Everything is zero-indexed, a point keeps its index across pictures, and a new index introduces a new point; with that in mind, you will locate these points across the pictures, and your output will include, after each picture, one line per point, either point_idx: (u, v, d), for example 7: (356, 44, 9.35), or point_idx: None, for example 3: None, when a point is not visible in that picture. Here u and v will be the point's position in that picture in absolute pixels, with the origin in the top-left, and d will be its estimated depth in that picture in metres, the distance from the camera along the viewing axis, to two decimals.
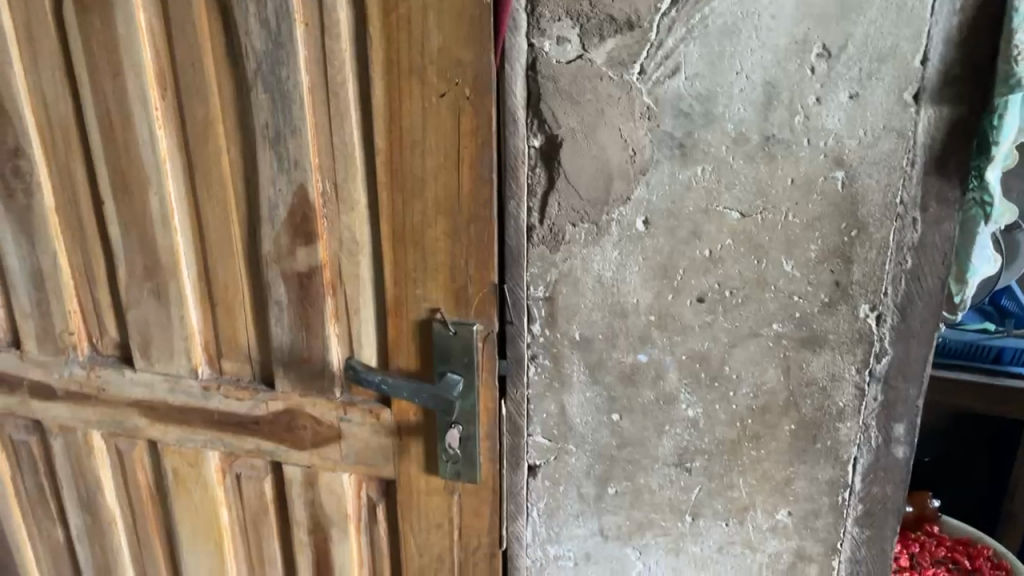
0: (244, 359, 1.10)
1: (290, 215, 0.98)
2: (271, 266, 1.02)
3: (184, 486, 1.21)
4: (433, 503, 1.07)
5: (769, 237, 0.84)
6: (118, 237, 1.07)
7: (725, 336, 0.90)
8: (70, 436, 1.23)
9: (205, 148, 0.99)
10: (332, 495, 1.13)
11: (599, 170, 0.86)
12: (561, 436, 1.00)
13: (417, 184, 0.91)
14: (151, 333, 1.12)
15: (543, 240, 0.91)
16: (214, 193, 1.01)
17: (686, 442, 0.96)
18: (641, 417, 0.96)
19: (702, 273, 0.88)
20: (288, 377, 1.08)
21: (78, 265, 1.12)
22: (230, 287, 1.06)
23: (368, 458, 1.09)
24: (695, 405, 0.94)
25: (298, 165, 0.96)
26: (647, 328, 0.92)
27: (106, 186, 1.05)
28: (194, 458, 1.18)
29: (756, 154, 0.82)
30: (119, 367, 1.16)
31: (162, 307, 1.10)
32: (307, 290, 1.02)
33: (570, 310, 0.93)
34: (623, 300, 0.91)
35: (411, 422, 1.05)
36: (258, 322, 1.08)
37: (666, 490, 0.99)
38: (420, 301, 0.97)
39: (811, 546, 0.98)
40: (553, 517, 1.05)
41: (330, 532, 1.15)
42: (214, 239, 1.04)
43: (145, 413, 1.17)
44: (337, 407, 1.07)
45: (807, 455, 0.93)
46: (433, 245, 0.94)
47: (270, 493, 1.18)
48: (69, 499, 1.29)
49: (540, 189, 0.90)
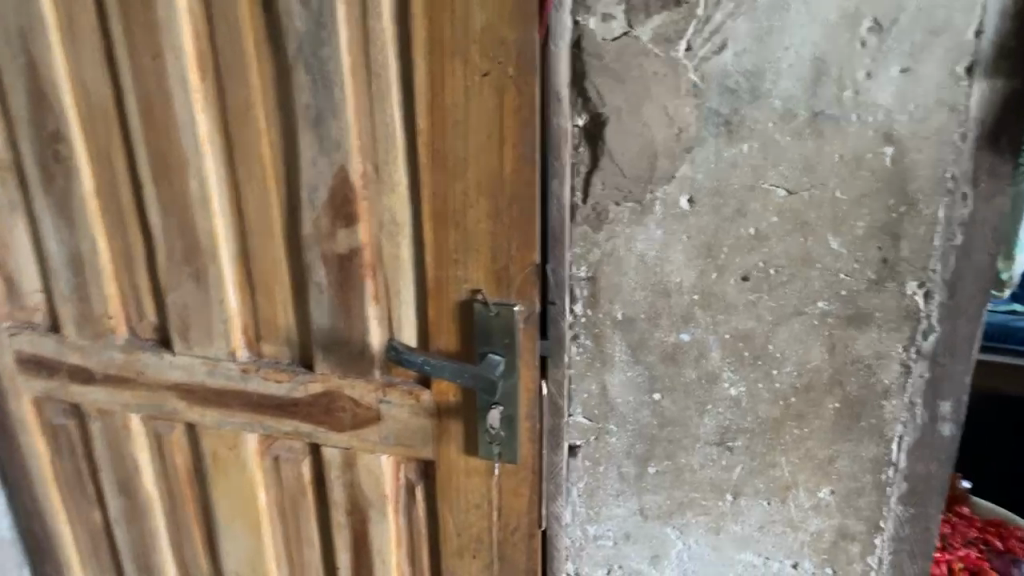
0: (283, 342, 1.11)
1: (330, 196, 0.98)
2: (311, 248, 1.02)
3: (222, 469, 1.22)
4: (472, 483, 1.08)
5: (816, 214, 0.84)
6: (158, 220, 1.08)
7: (769, 314, 0.89)
8: (109, 419, 1.24)
9: (244, 130, 0.99)
10: (370, 476, 1.14)
11: (644, 148, 0.86)
12: (602, 416, 1.00)
13: (459, 164, 0.91)
14: (190, 317, 1.12)
15: (586, 220, 0.91)
16: (254, 175, 1.01)
17: (728, 421, 0.96)
18: (683, 396, 0.96)
19: (747, 251, 0.87)
20: (327, 359, 1.08)
21: (117, 249, 1.13)
22: (269, 269, 1.06)
23: (407, 439, 1.09)
24: (738, 383, 0.93)
25: (339, 147, 0.96)
26: (690, 307, 0.91)
27: (146, 169, 1.05)
28: (232, 440, 1.19)
29: (804, 130, 0.81)
30: (157, 350, 1.17)
31: (201, 290, 1.10)
32: (347, 272, 1.02)
33: (612, 290, 0.93)
34: (666, 279, 0.91)
35: (450, 403, 1.05)
36: (297, 305, 1.08)
37: (707, 469, 0.99)
38: (461, 282, 0.97)
39: (854, 525, 0.98)
40: (593, 497, 1.06)
41: (368, 513, 1.16)
42: (253, 222, 1.04)
43: (184, 396, 1.18)
44: (376, 388, 1.08)
45: (851, 433, 0.93)
46: (475, 226, 0.94)
47: (308, 475, 1.19)
48: (107, 483, 1.30)
49: (583, 168, 0.90)
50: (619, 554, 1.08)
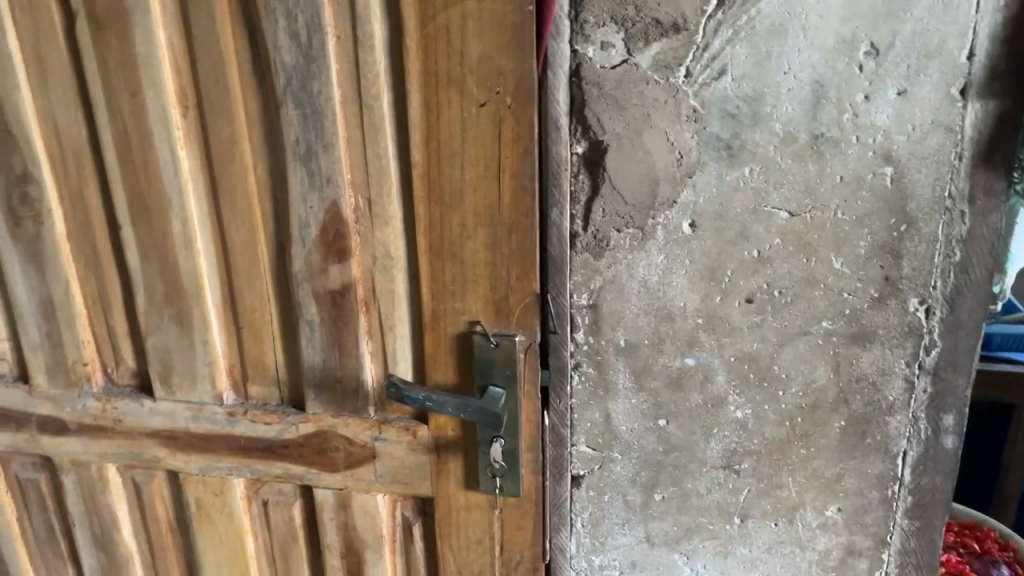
0: (271, 382, 1.07)
1: (322, 231, 0.96)
2: (302, 285, 0.99)
3: (208, 517, 1.17)
4: (474, 519, 1.05)
5: (818, 236, 0.85)
6: (136, 262, 1.03)
7: (773, 335, 0.90)
8: (83, 470, 1.18)
9: (230, 167, 0.96)
10: (366, 517, 1.10)
11: (645, 175, 0.86)
12: (606, 444, 0.99)
13: (456, 196, 0.90)
14: (173, 360, 1.08)
15: (586, 247, 0.90)
16: (239, 212, 0.98)
17: (734, 443, 0.95)
18: (689, 421, 0.95)
19: (751, 273, 0.88)
20: (319, 398, 1.05)
21: (92, 293, 1.08)
22: (257, 309, 1.03)
23: (405, 477, 1.06)
24: (744, 406, 0.93)
25: (330, 181, 0.93)
26: (693, 331, 0.91)
27: (124, 210, 1.01)
28: (218, 487, 1.14)
29: (804, 154, 0.82)
30: (137, 396, 1.12)
31: (184, 333, 1.06)
32: (340, 309, 0.99)
33: (615, 317, 0.92)
34: (669, 304, 0.90)
35: (449, 438, 1.03)
36: (286, 344, 1.05)
37: (714, 493, 0.98)
38: (459, 314, 0.95)
39: (861, 541, 0.98)
40: (598, 526, 1.04)
41: (364, 554, 1.13)
42: (240, 261, 1.01)
43: (166, 443, 1.13)
44: (372, 426, 1.05)
45: (857, 450, 0.93)
46: (473, 257, 0.92)
47: (299, 519, 1.15)
48: (82, 537, 1.23)
49: (583, 196, 0.89)
50: None
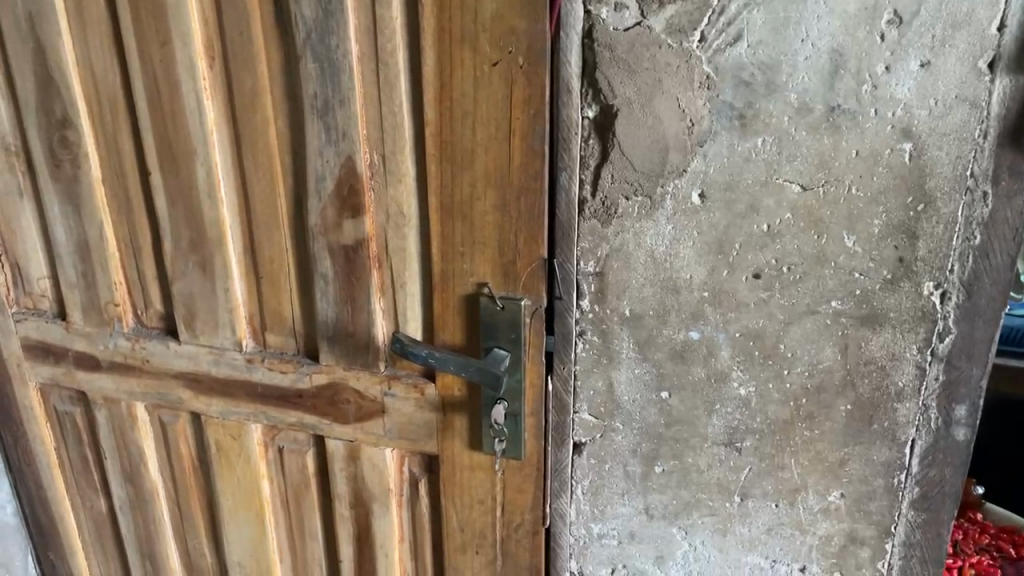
0: (288, 332, 1.10)
1: (337, 186, 0.97)
2: (317, 238, 1.01)
3: (227, 459, 1.21)
4: (476, 479, 1.07)
5: (831, 212, 0.82)
6: (165, 208, 1.07)
7: (781, 313, 0.88)
8: (114, 407, 1.24)
9: (252, 118, 0.98)
10: (374, 470, 1.13)
11: (655, 142, 0.84)
12: (608, 413, 0.99)
13: (466, 156, 0.90)
14: (196, 305, 1.12)
15: (594, 214, 0.89)
16: (261, 164, 1.01)
17: (737, 421, 0.94)
18: (691, 395, 0.94)
19: (759, 248, 0.86)
20: (331, 350, 1.07)
21: (124, 237, 1.13)
22: (276, 260, 1.06)
23: (412, 433, 1.08)
24: (747, 383, 0.92)
25: (346, 136, 0.94)
26: (699, 304, 0.90)
27: (154, 157, 1.05)
28: (237, 431, 1.19)
29: (820, 125, 0.80)
30: (163, 339, 1.17)
31: (207, 279, 1.10)
32: (352, 264, 1.01)
33: (620, 286, 0.91)
34: (675, 275, 0.89)
35: (455, 397, 1.04)
36: (302, 296, 1.07)
37: (714, 469, 0.97)
38: (467, 275, 0.96)
39: (863, 529, 0.96)
40: (597, 495, 1.04)
41: (372, 506, 1.15)
42: (260, 211, 1.03)
43: (189, 385, 1.18)
44: (381, 381, 1.06)
45: (863, 436, 0.91)
46: (482, 218, 0.92)
47: (312, 467, 1.18)
48: (112, 470, 1.30)
49: (592, 162, 0.88)
50: (623, 553, 1.07)
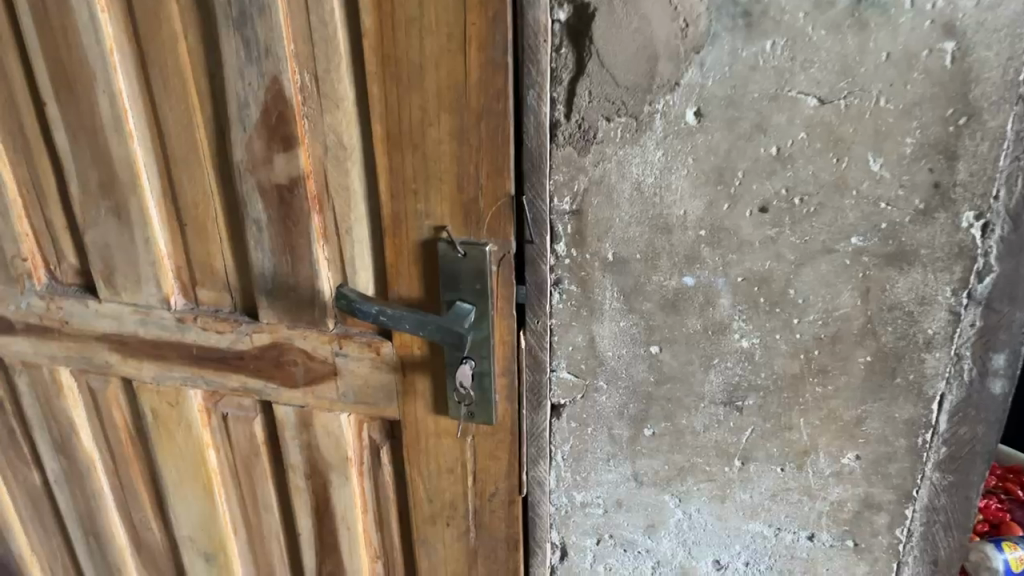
0: (222, 287, 0.96)
1: (264, 114, 0.82)
2: (245, 177, 0.86)
3: (165, 428, 1.08)
4: (443, 446, 0.95)
5: (853, 129, 0.69)
6: (66, 145, 0.91)
7: (791, 253, 0.74)
8: (36, 373, 1.10)
9: (157, 34, 0.82)
10: (329, 437, 1.00)
11: (641, 49, 0.69)
12: (590, 371, 0.86)
13: (415, 73, 0.75)
14: (114, 258, 0.97)
15: (570, 139, 0.75)
16: (172, 89, 0.85)
17: (739, 377, 0.81)
18: (686, 349, 0.81)
19: (767, 176, 0.72)
20: (272, 307, 0.93)
21: (25, 182, 0.97)
22: (200, 203, 0.90)
23: (370, 397, 0.96)
24: (750, 334, 0.79)
25: (270, 53, 0.79)
26: (695, 245, 0.76)
27: (46, 84, 0.88)
28: (174, 397, 1.05)
29: (843, 23, 0.65)
30: (82, 297, 1.02)
31: (124, 228, 0.94)
32: (288, 206, 0.86)
33: (602, 226, 0.78)
34: (667, 212, 0.75)
35: (416, 357, 0.91)
36: (235, 244, 0.93)
37: (711, 432, 0.85)
38: (422, 218, 0.82)
39: (880, 494, 0.85)
40: (580, 461, 0.92)
41: (330, 477, 1.03)
42: (177, 147, 0.88)
43: (116, 348, 1.03)
44: (330, 340, 0.93)
45: (884, 391, 0.79)
46: (436, 148, 0.78)
47: (261, 435, 1.06)
48: (42, 442, 1.17)
49: (566, 76, 0.73)
50: (611, 523, 0.95)
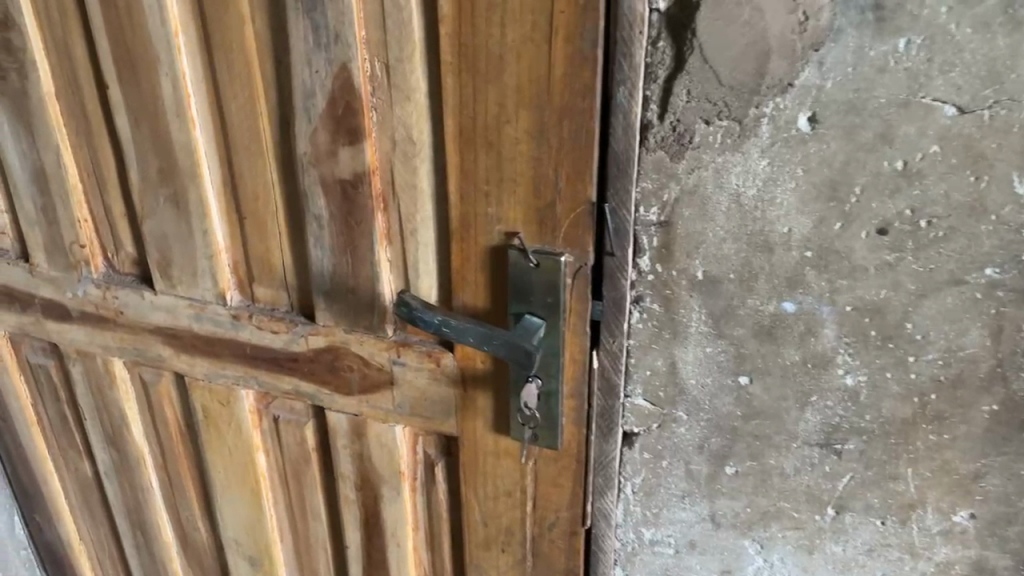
0: (279, 285, 0.91)
1: (330, 104, 0.76)
2: (308, 171, 0.81)
3: (215, 427, 1.04)
4: (502, 468, 0.88)
5: (997, 145, 0.60)
6: (127, 130, 0.87)
7: (912, 283, 0.65)
8: (89, 362, 1.07)
9: (224, 15, 0.77)
10: (382, 449, 0.95)
11: (751, 44, 0.61)
12: (668, 400, 0.78)
13: (494, 65, 0.68)
14: (171, 249, 0.93)
15: (662, 143, 0.67)
16: (236, 74, 0.80)
17: (838, 419, 0.72)
18: (779, 382, 0.73)
19: (889, 194, 0.63)
20: (329, 308, 0.88)
21: (86, 166, 0.94)
22: (260, 196, 0.86)
23: (426, 410, 0.89)
24: (856, 371, 0.70)
25: (339, 39, 0.73)
26: (799, 268, 0.68)
27: (109, 65, 0.84)
28: (225, 396, 1.01)
29: (993, 20, 0.57)
30: (137, 287, 0.99)
31: (182, 219, 0.90)
32: (351, 204, 0.80)
33: (692, 241, 0.70)
34: (768, 229, 0.67)
35: (477, 371, 0.84)
36: (293, 241, 0.88)
37: (802, 475, 0.76)
38: (493, 222, 0.75)
39: (995, 558, 0.75)
40: (651, 496, 0.84)
41: (381, 490, 0.98)
42: (239, 136, 0.83)
43: (169, 342, 1.00)
44: (389, 347, 0.87)
45: (1009, 445, 0.70)
46: (512, 148, 0.71)
47: (312, 442, 1.01)
48: (93, 432, 1.14)
49: (662, 73, 0.65)
50: (681, 564, 0.87)
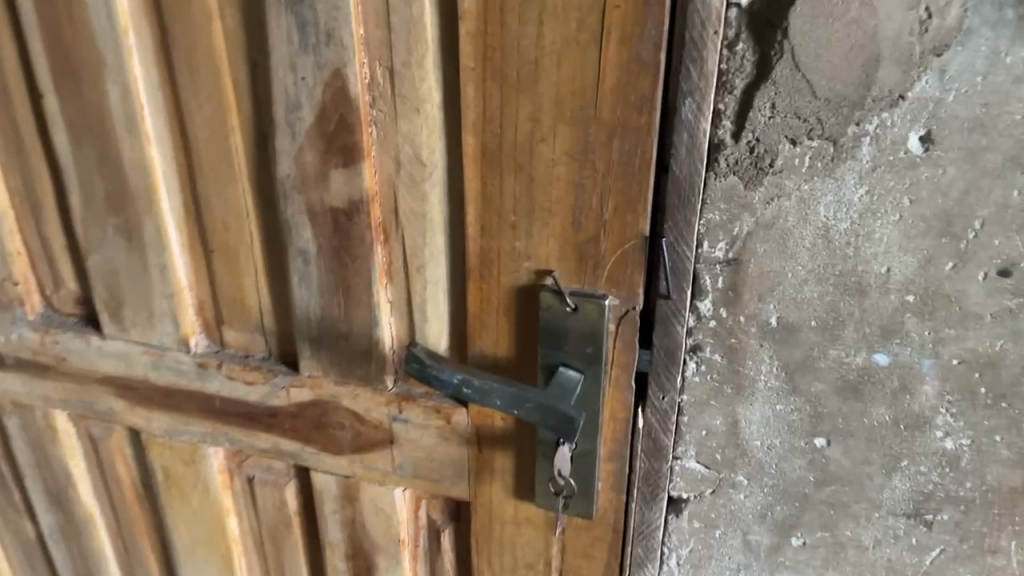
0: (255, 328, 0.77)
1: (320, 118, 0.63)
2: (292, 198, 0.67)
3: (178, 488, 0.90)
4: (523, 537, 0.76)
5: None
6: (67, 147, 0.72)
7: None
8: (27, 415, 0.92)
9: (186, 9, 0.63)
10: (378, 515, 0.81)
11: (858, 47, 0.49)
12: (726, 463, 0.66)
13: (529, 72, 0.56)
14: (123, 288, 0.78)
15: (735, 167, 0.55)
16: (202, 81, 0.66)
17: (932, 486, 0.62)
18: (863, 445, 0.62)
19: (1016, 229, 0.52)
20: (316, 357, 0.75)
21: (18, 190, 0.79)
22: (232, 226, 0.72)
23: (432, 472, 0.76)
24: (959, 434, 0.59)
25: (333, 39, 0.60)
26: (897, 315, 0.57)
27: (43, 70, 0.69)
28: (190, 454, 0.87)
29: None
30: (83, 331, 0.83)
31: (135, 252, 0.76)
32: (345, 236, 0.67)
33: (768, 282, 0.58)
34: (862, 269, 0.56)
35: (496, 429, 0.72)
36: (272, 278, 0.74)
37: (882, 549, 0.66)
38: (520, 259, 0.63)
39: None
40: (699, 568, 0.73)
41: (376, 561, 0.84)
42: (206, 154, 0.69)
43: (122, 394, 0.85)
44: (388, 401, 0.74)
45: None
46: (547, 173, 0.59)
47: (293, 504, 0.87)
48: (33, 492, 0.99)
49: (738, 82, 0.53)
50: None
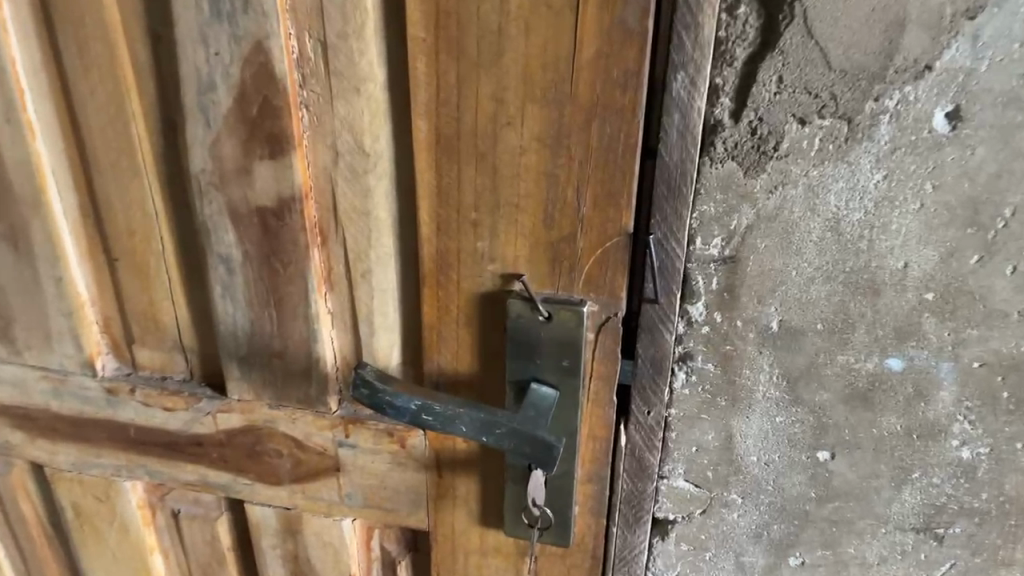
0: (173, 346, 0.67)
1: (239, 100, 0.53)
2: (210, 196, 0.57)
3: (92, 527, 0.79)
4: (492, 566, 0.68)
5: None
6: None
7: None
8: None
9: None
10: (326, 550, 0.72)
11: (882, 9, 0.42)
12: (718, 480, 0.60)
13: (492, 42, 0.47)
14: (11, 304, 0.67)
15: (734, 151, 0.48)
16: (93, 58, 0.55)
17: (945, 499, 0.56)
18: (871, 457, 0.56)
19: None
20: (247, 378, 0.65)
21: None
22: (139, 230, 0.61)
23: (385, 502, 0.67)
24: (976, 443, 0.53)
25: (252, 5, 0.49)
26: (915, 315, 0.50)
27: None
28: (103, 490, 0.76)
29: None
30: None
31: (23, 263, 0.64)
32: (275, 240, 0.57)
33: (770, 282, 0.51)
34: (877, 264, 0.49)
35: (458, 451, 0.63)
36: (190, 289, 0.63)
37: (888, 566, 0.60)
38: (483, 262, 0.54)
39: None
40: None
41: None
42: (103, 146, 0.58)
43: (18, 425, 0.73)
44: (332, 426, 0.65)
45: None
46: (514, 162, 0.50)
47: (227, 539, 0.77)
48: None
49: (739, 52, 0.45)
50: None
